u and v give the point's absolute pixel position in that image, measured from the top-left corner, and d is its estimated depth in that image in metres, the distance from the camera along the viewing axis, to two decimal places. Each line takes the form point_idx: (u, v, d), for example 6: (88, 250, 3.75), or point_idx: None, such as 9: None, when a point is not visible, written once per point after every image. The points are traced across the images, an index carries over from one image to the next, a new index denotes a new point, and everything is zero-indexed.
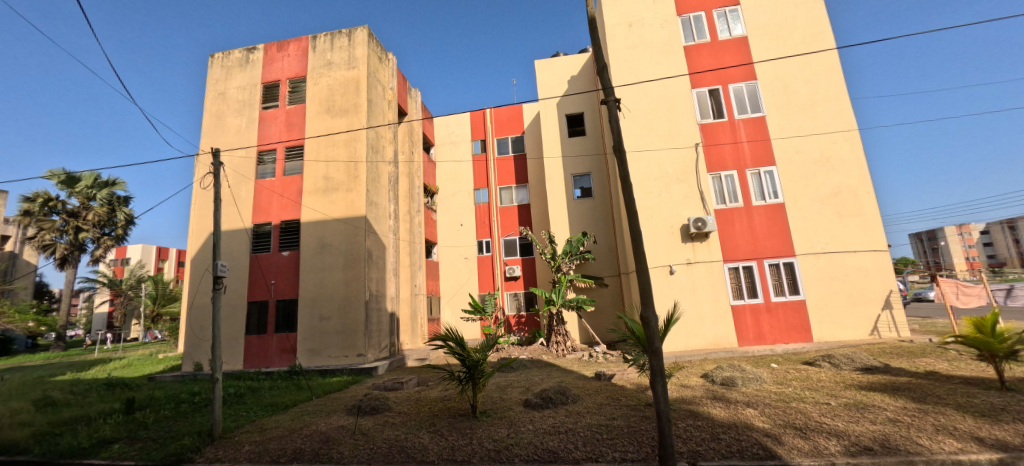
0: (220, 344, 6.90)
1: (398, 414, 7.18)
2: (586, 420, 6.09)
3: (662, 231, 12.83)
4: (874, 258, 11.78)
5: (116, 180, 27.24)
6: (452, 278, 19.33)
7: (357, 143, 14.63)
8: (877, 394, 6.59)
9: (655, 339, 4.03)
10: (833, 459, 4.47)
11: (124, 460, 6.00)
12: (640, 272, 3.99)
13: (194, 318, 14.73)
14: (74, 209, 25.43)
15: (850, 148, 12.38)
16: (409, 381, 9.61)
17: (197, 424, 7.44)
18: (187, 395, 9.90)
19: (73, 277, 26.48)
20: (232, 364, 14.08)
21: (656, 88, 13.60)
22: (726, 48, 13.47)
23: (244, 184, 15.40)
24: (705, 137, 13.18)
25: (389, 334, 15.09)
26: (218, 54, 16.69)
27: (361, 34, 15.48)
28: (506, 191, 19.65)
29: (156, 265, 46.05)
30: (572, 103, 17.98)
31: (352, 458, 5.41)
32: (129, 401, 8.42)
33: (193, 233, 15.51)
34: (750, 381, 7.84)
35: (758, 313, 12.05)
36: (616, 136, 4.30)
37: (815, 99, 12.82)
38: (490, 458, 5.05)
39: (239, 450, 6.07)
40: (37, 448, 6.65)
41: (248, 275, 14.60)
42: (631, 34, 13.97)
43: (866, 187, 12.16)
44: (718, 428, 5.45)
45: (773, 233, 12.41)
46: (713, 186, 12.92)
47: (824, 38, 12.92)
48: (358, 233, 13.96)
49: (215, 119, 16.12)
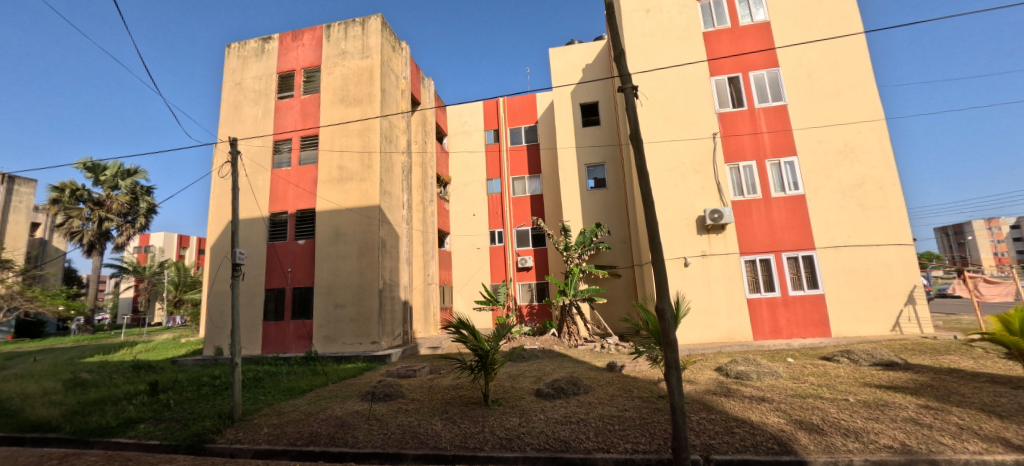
0: (239, 328, 6.97)
1: (411, 400, 7.31)
2: (597, 411, 6.08)
3: (678, 223, 12.61)
4: (898, 252, 11.43)
5: (138, 169, 27.97)
6: (464, 268, 19.43)
7: (370, 133, 14.69)
8: (898, 391, 6.43)
9: (671, 330, 3.87)
10: (849, 457, 4.38)
11: (149, 439, 6.27)
12: (656, 263, 3.86)
13: (214, 304, 15.11)
14: (100, 198, 26.30)
15: (875, 139, 11.95)
16: (422, 369, 9.78)
17: (218, 407, 7.67)
18: (208, 379, 10.19)
19: (100, 264, 27.44)
20: (251, 349, 14.48)
21: (675, 76, 13.26)
22: (748, 34, 13.02)
23: (261, 174, 15.65)
24: (724, 126, 12.84)
25: (402, 322, 15.30)
26: (235, 44, 16.89)
27: (374, 23, 15.41)
28: (519, 181, 19.57)
29: (178, 252, 47.42)
30: (586, 92, 17.72)
31: (368, 443, 5.52)
32: (153, 383, 8.69)
33: (213, 221, 15.86)
34: (765, 375, 7.74)
35: (775, 306, 11.82)
36: (633, 124, 4.12)
37: (840, 87, 12.37)
38: (502, 446, 5.11)
39: (258, 432, 6.25)
40: (68, 426, 6.97)
41: (266, 262, 14.90)
42: (648, 21, 13.61)
43: (892, 179, 11.74)
44: (732, 422, 5.41)
45: (793, 225, 12.10)
46: (731, 177, 12.63)
47: (852, 23, 12.41)
48: (371, 223, 14.08)
49: (232, 109, 16.34)
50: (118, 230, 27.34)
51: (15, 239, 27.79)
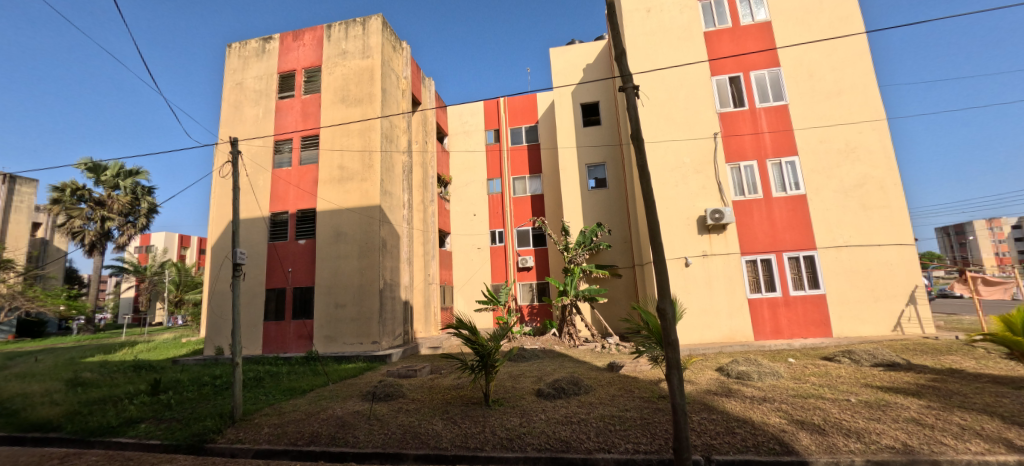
0: (239, 328, 6.95)
1: (412, 400, 7.31)
2: (598, 411, 6.07)
3: (678, 223, 12.59)
4: (899, 252, 11.41)
5: (139, 170, 28.02)
6: (465, 268, 19.42)
7: (371, 133, 14.69)
8: (901, 392, 6.41)
9: (673, 331, 3.85)
10: (851, 457, 4.36)
11: (149, 439, 6.27)
12: (657, 263, 3.84)
13: (214, 304, 15.11)
14: (101, 198, 26.36)
15: (876, 139, 11.92)
16: (422, 369, 9.79)
17: (218, 406, 7.67)
18: (209, 379, 10.18)
19: (101, 263, 27.45)
20: (251, 349, 14.48)
21: (676, 75, 13.25)
22: (749, 34, 13.01)
23: (262, 174, 15.67)
24: (725, 126, 12.83)
25: (403, 322, 15.30)
26: (235, 44, 16.90)
27: (375, 22, 15.41)
28: (520, 181, 19.57)
29: (179, 252, 47.52)
30: (587, 92, 17.70)
31: (368, 442, 5.52)
32: (154, 383, 8.70)
33: (214, 222, 15.87)
34: (766, 375, 7.73)
35: (776, 306, 11.80)
36: (634, 124, 4.11)
37: (841, 87, 12.34)
38: (502, 446, 5.10)
39: (259, 432, 6.24)
40: (69, 426, 6.98)
41: (267, 262, 14.91)
42: (649, 20, 13.61)
43: (893, 179, 11.72)
44: (734, 421, 5.40)
45: (794, 225, 12.08)
46: (732, 177, 12.61)
47: (854, 22, 12.39)
48: (372, 223, 14.08)
49: (233, 109, 16.36)
50: (119, 230, 27.37)
51: (17, 239, 27.84)
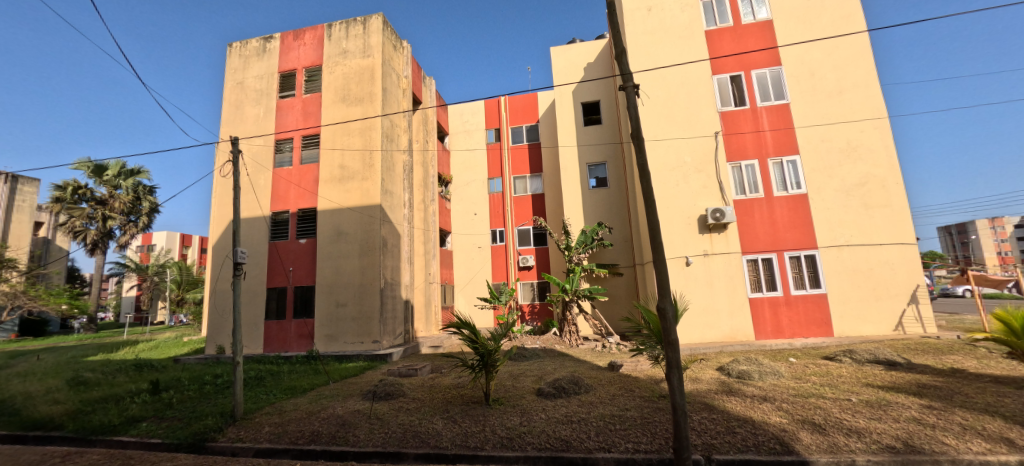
0: (240, 328, 6.95)
1: (412, 400, 7.29)
2: (599, 410, 6.07)
3: (680, 222, 12.57)
4: (901, 252, 11.37)
5: (140, 169, 28.03)
6: (465, 267, 19.41)
7: (372, 132, 14.68)
8: (903, 391, 6.38)
9: (672, 330, 3.84)
10: (852, 457, 4.35)
11: (151, 438, 6.29)
12: (656, 262, 3.84)
13: (215, 303, 15.17)
14: (102, 197, 26.38)
15: (878, 137, 11.88)
16: (422, 368, 9.79)
17: (219, 405, 7.69)
18: (210, 378, 10.18)
19: (102, 262, 27.52)
20: (253, 348, 14.51)
21: (677, 75, 13.22)
22: (750, 32, 12.98)
23: (263, 173, 15.70)
24: (726, 125, 12.79)
25: (403, 321, 15.30)
26: (235, 44, 16.90)
27: (376, 21, 15.39)
28: (520, 181, 19.55)
29: (180, 251, 47.75)
30: (588, 91, 17.67)
31: (369, 441, 5.53)
32: (155, 382, 8.71)
33: (215, 221, 15.90)
34: (767, 375, 7.70)
35: (778, 306, 11.78)
36: (634, 123, 4.11)
37: (843, 86, 12.30)
38: (502, 446, 5.09)
39: (259, 431, 6.24)
40: (71, 425, 6.99)
41: (267, 261, 14.93)
42: (650, 19, 13.57)
43: (895, 178, 11.68)
44: (734, 421, 5.38)
45: (796, 224, 12.05)
46: (733, 176, 12.59)
47: (856, 21, 12.33)
48: (373, 222, 14.09)
49: (233, 108, 16.36)
50: (121, 229, 27.40)
51: (19, 238, 27.95)
